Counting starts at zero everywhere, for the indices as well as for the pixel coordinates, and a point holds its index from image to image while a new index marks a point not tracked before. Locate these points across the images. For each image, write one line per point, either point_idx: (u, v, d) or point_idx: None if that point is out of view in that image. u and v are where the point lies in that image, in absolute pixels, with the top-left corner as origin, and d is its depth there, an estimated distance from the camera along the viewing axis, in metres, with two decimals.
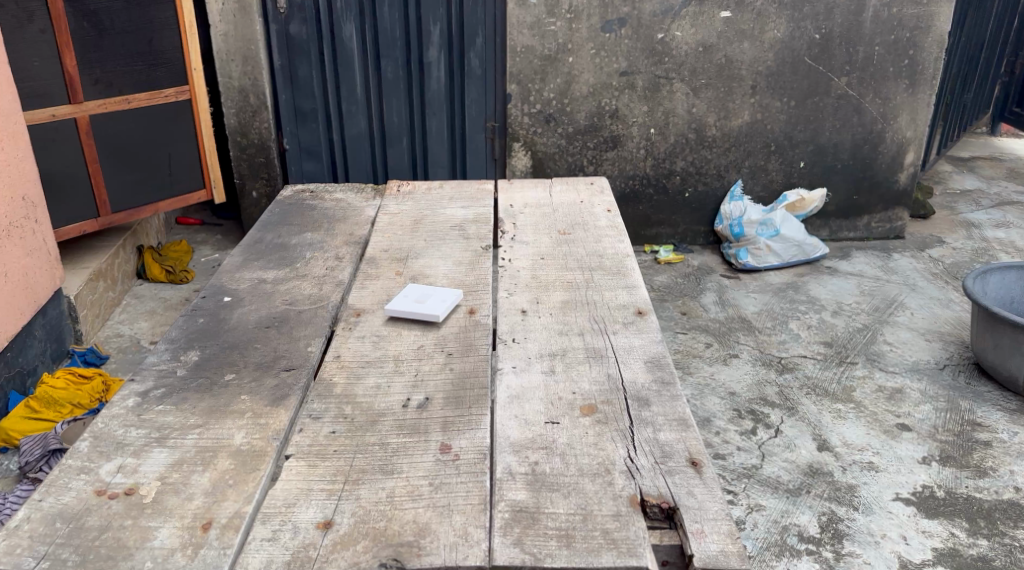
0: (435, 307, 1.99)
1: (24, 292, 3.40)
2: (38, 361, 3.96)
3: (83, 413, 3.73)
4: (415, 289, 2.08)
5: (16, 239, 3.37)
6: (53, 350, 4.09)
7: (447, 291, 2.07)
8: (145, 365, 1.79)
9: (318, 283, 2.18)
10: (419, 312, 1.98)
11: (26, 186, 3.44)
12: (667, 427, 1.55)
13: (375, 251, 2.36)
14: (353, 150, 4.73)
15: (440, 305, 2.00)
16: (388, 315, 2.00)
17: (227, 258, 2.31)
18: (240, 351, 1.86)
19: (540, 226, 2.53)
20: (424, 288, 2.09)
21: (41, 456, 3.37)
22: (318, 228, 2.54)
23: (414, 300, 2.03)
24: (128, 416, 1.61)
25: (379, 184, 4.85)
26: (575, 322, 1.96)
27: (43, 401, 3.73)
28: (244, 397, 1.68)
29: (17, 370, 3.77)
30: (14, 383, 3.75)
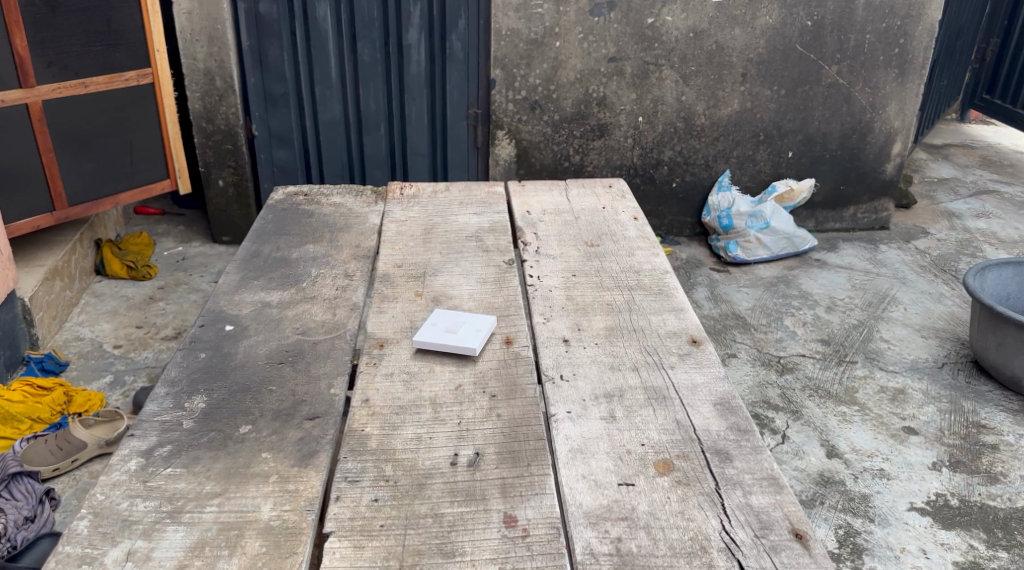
0: (468, 338, 1.77)
1: None
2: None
3: (44, 429, 3.48)
4: (441, 314, 1.87)
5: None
6: (6, 358, 3.77)
7: (479, 317, 1.86)
8: (144, 416, 1.57)
9: (329, 307, 1.95)
10: (451, 343, 1.76)
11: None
12: (758, 489, 1.37)
13: (387, 268, 2.14)
14: (328, 138, 4.43)
15: (474, 333, 1.79)
16: (416, 347, 1.78)
17: (224, 277, 2.07)
18: (254, 396, 1.64)
19: (564, 236, 2.34)
20: (452, 313, 1.88)
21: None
22: (320, 238, 2.30)
23: (445, 329, 1.81)
24: (131, 484, 1.39)
25: (355, 173, 4.56)
26: (626, 354, 1.77)
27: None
28: (266, 455, 1.47)
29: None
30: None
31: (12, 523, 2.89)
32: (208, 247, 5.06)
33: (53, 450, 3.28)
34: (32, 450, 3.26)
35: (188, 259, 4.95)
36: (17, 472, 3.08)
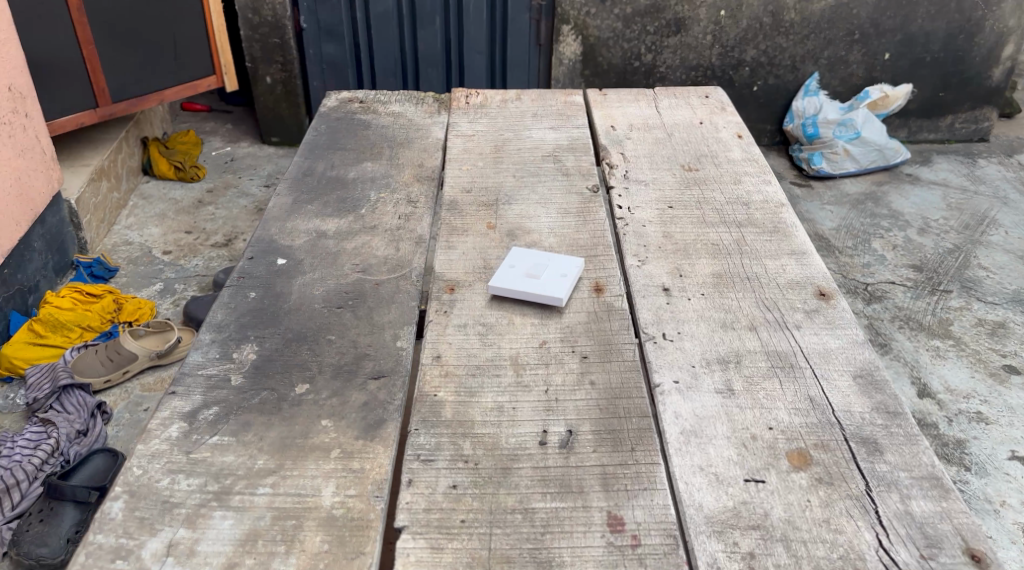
0: (552, 286, 1.53)
1: (19, 197, 3.03)
2: (39, 277, 3.57)
3: (94, 339, 3.38)
4: (517, 254, 1.63)
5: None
6: (54, 261, 3.67)
7: (565, 259, 1.60)
8: (187, 368, 1.38)
9: (391, 241, 1.72)
10: (533, 290, 1.52)
11: (11, 73, 2.96)
12: (920, 492, 1.16)
13: (454, 192, 1.89)
14: (381, 33, 4.09)
15: (559, 279, 1.54)
16: (493, 293, 1.55)
17: (274, 200, 1.85)
18: (311, 346, 1.43)
19: (656, 158, 2.06)
20: (526, 253, 1.63)
21: (51, 393, 2.98)
22: (379, 155, 2.06)
23: (525, 272, 1.57)
24: (173, 455, 1.20)
25: (408, 70, 4.24)
26: (739, 308, 1.52)
27: (48, 325, 3.36)
28: (326, 424, 1.27)
29: (15, 289, 3.39)
30: (14, 303, 3.40)
31: (65, 437, 2.79)
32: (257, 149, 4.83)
33: (104, 362, 3.17)
34: (82, 361, 3.16)
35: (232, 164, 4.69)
36: (69, 383, 2.99)
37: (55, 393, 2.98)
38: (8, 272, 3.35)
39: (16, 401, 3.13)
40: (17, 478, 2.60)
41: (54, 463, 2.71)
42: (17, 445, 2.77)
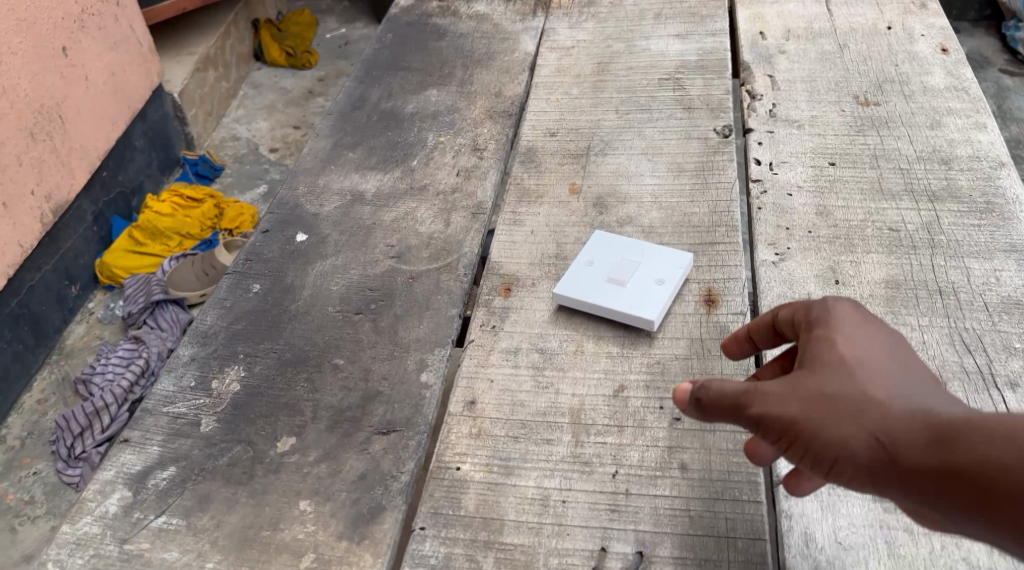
0: (640, 300, 1.09)
1: (117, 99, 2.65)
2: (143, 177, 2.91)
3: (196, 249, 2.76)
4: (597, 245, 1.20)
5: (83, 32, 2.49)
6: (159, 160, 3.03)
7: (668, 257, 1.15)
8: (152, 400, 1.06)
9: (441, 209, 1.31)
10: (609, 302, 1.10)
11: None
12: None
13: (535, 137, 1.46)
14: None
15: (653, 289, 1.10)
16: (558, 299, 1.13)
17: (311, 144, 1.49)
18: (310, 373, 1.08)
19: (818, 83, 1.50)
20: (610, 246, 1.20)
21: (141, 309, 2.50)
22: (448, 78, 1.63)
23: (606, 274, 1.13)
24: (104, 545, 0.91)
25: None
26: (921, 348, 1.04)
27: (148, 231, 2.74)
28: (305, 510, 0.93)
29: (116, 191, 2.75)
30: (114, 205, 2.75)
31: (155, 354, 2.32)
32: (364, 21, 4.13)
33: (200, 275, 2.62)
34: (179, 274, 2.60)
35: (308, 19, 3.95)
36: (162, 299, 2.50)
37: (148, 307, 2.50)
38: (107, 173, 2.69)
39: (116, 311, 2.58)
40: (103, 403, 2.18)
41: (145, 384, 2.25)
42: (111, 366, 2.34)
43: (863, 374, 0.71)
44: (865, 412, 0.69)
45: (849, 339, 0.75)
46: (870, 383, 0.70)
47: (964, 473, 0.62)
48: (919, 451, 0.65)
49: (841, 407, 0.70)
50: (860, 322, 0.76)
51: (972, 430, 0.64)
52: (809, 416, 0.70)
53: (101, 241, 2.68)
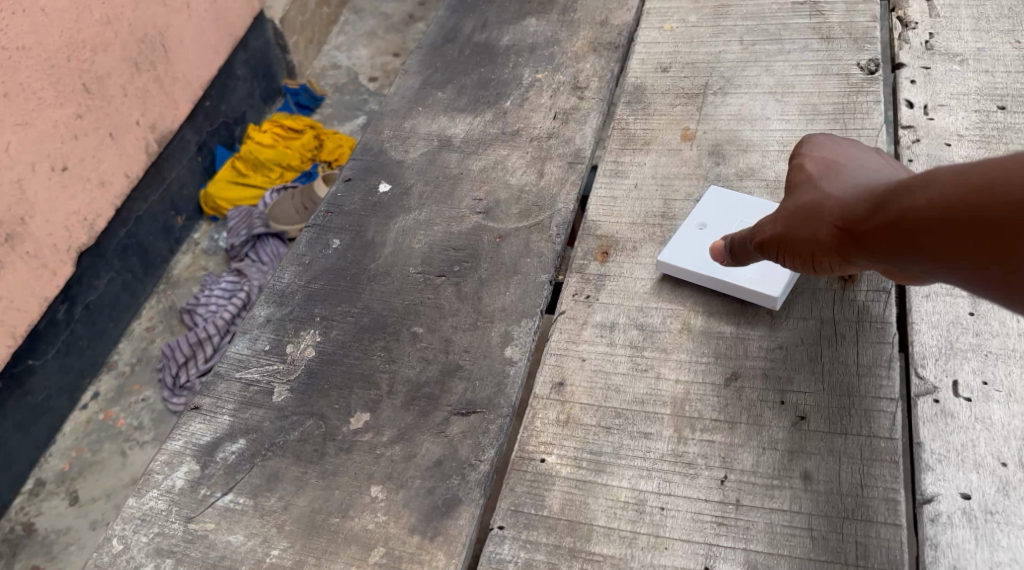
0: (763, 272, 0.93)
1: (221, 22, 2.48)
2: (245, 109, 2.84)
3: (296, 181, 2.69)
4: (714, 203, 1.05)
5: None
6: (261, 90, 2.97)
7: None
8: (225, 363, 0.99)
9: (534, 157, 1.19)
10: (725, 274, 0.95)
11: None
12: None
13: (645, 73, 1.29)
14: None
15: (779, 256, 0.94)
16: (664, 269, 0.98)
17: (398, 82, 1.37)
18: (387, 341, 0.98)
19: (987, 9, 1.27)
20: (728, 203, 1.04)
21: (244, 242, 2.48)
22: (550, 6, 1.47)
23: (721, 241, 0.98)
24: (169, 523, 0.85)
25: None
26: None
27: (249, 162, 2.69)
28: (377, 498, 0.84)
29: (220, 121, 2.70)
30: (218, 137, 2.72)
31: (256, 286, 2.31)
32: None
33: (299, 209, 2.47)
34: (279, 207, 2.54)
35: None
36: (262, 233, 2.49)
37: (249, 241, 2.48)
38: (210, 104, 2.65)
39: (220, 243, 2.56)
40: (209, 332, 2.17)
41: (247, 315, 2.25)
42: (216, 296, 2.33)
43: (820, 179, 0.82)
44: (833, 204, 0.77)
45: (812, 157, 0.86)
46: (829, 182, 0.80)
47: (886, 225, 0.68)
48: (857, 217, 0.72)
49: (808, 210, 0.79)
50: (832, 143, 0.88)
51: (896, 186, 0.68)
52: (788, 228, 0.81)
53: (205, 173, 2.65)
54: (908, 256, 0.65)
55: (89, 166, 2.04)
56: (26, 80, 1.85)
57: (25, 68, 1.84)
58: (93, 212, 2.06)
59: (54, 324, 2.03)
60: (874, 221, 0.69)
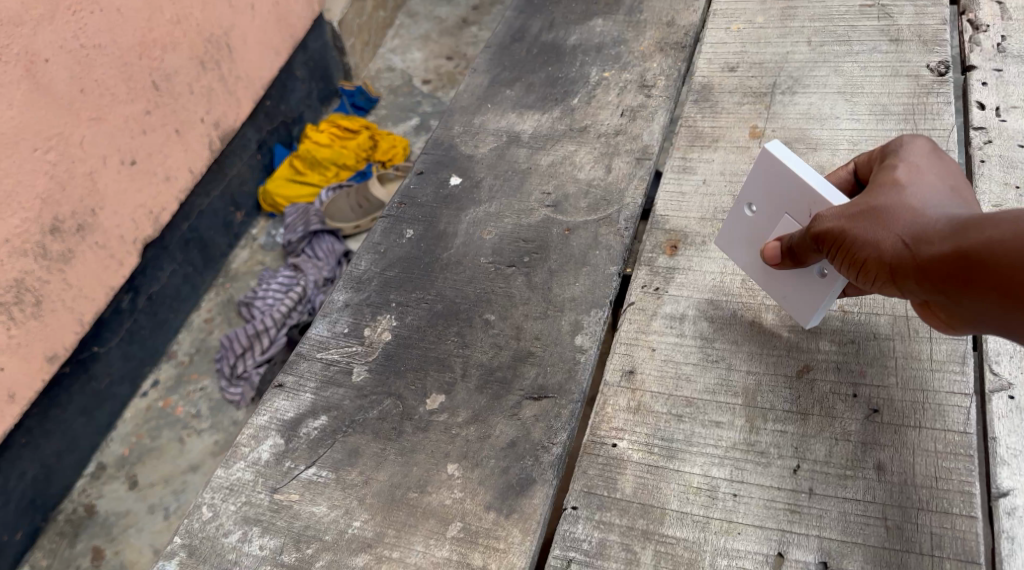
0: (793, 294, 0.91)
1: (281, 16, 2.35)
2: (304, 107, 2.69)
3: (352, 180, 2.59)
4: (766, 168, 0.93)
5: None
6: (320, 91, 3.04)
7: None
8: (306, 344, 1.03)
9: (602, 153, 1.21)
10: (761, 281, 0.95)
11: None
12: None
13: (712, 73, 1.31)
14: None
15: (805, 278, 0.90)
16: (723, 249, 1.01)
17: (468, 78, 1.40)
18: (461, 328, 1.01)
19: None
20: (775, 177, 0.92)
21: (301, 238, 2.41)
22: (616, 6, 1.49)
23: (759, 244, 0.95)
24: (254, 493, 0.88)
25: None
26: None
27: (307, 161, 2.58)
28: (455, 476, 0.87)
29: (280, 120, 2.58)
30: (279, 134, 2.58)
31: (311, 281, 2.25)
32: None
33: (355, 208, 2.45)
34: (337, 208, 2.45)
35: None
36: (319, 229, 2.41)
37: (306, 237, 2.40)
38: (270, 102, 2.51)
39: (277, 239, 2.48)
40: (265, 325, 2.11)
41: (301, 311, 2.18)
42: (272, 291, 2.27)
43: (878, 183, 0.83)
44: (908, 218, 0.78)
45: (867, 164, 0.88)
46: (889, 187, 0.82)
47: (969, 248, 0.71)
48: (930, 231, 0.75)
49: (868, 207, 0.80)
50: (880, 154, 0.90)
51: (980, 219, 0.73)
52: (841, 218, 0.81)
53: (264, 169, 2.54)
54: (986, 287, 0.70)
55: (157, 160, 1.93)
56: (100, 76, 1.74)
57: (100, 62, 1.73)
58: (160, 205, 1.96)
59: (119, 314, 1.95)
60: (955, 245, 0.72)
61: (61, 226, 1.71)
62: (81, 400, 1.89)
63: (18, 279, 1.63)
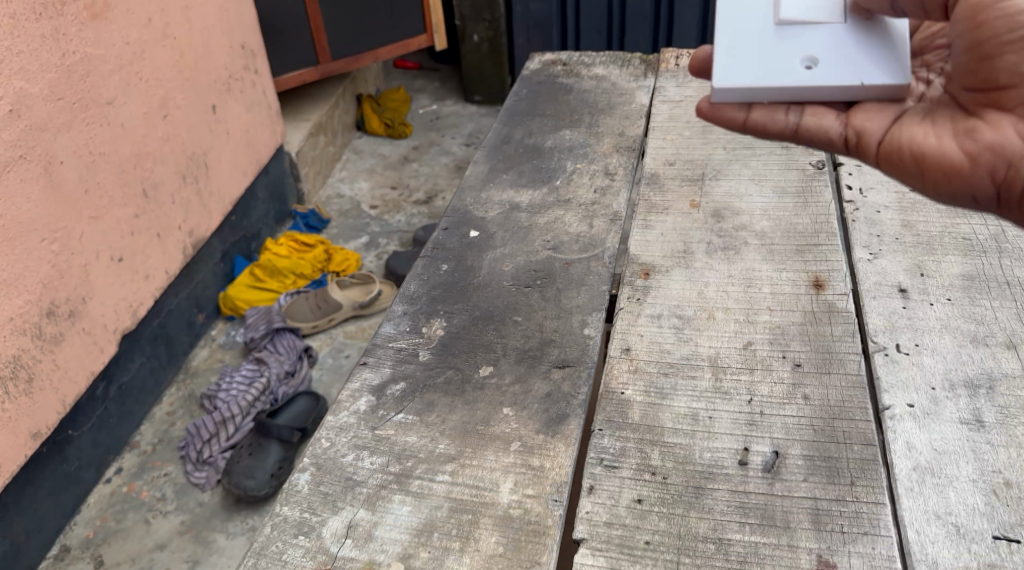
0: (743, 69, 1.12)
1: (245, 154, 2.76)
2: (263, 224, 3.02)
3: (308, 287, 2.88)
4: None
5: (226, 95, 2.62)
6: (274, 211, 3.09)
7: (852, 47, 1.11)
8: (379, 339, 1.35)
9: (585, 216, 1.61)
10: (738, 21, 1.15)
11: (245, 31, 2.68)
12: None
13: (657, 165, 1.76)
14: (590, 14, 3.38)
15: (785, 64, 1.11)
16: None
17: (472, 168, 1.81)
18: (497, 326, 1.36)
19: None
20: None
21: (263, 335, 2.61)
22: (578, 122, 1.96)
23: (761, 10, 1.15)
24: (359, 431, 1.18)
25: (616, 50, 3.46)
26: (995, 322, 1.29)
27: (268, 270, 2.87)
28: (509, 413, 1.20)
29: (241, 234, 2.87)
30: (239, 247, 2.88)
31: (273, 376, 2.45)
32: (444, 76, 4.14)
33: (313, 308, 2.71)
34: (295, 308, 2.72)
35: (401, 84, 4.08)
36: (281, 327, 2.62)
37: (268, 333, 2.61)
38: (235, 217, 2.82)
39: (236, 338, 2.71)
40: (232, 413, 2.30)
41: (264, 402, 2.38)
42: (235, 383, 2.46)
43: None
44: None
45: None
46: None
47: None
48: None
49: None
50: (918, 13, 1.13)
51: None
52: None
53: (225, 277, 2.81)
54: None
55: (139, 260, 2.24)
56: (100, 180, 2.07)
57: (102, 169, 2.07)
58: (138, 300, 2.25)
59: (93, 400, 2.16)
60: None
61: (57, 311, 1.95)
62: (52, 480, 2.05)
63: (15, 355, 1.84)
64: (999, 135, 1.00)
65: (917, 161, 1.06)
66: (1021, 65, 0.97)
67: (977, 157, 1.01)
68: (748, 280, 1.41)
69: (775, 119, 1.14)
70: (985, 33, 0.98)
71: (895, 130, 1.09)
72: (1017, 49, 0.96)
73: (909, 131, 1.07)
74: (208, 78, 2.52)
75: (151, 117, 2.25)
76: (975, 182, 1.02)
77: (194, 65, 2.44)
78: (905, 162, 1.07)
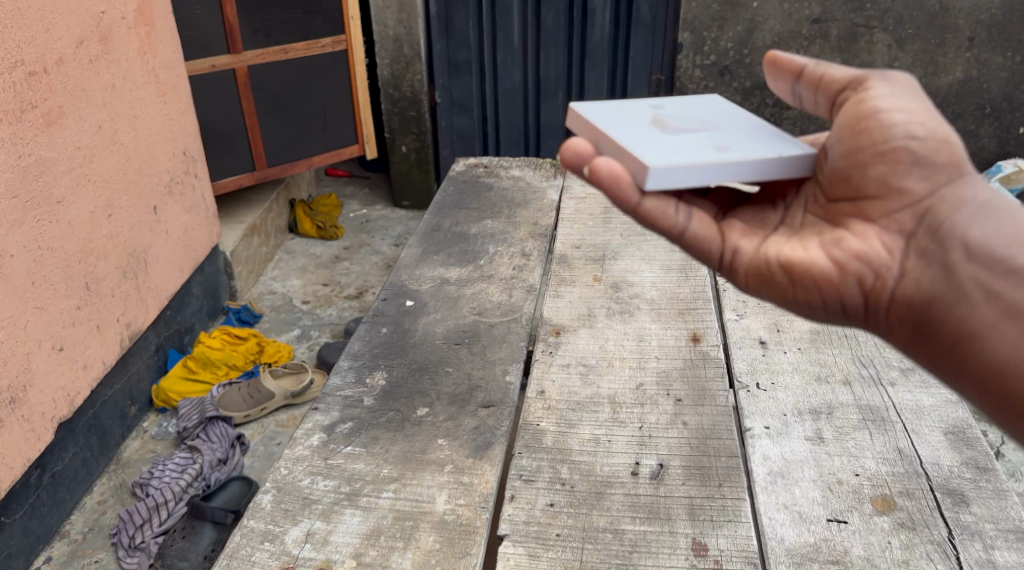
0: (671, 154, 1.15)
1: (182, 251, 2.93)
2: (197, 319, 3.13)
3: (240, 378, 2.95)
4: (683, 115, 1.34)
5: (166, 198, 2.81)
6: (206, 307, 3.20)
7: (744, 140, 1.22)
8: (328, 388, 1.57)
9: (506, 287, 1.89)
10: (638, 137, 1.22)
11: (187, 139, 2.92)
12: (982, 506, 1.28)
13: (565, 248, 2.06)
14: (510, 129, 3.76)
15: (701, 150, 1.18)
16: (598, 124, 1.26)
17: (406, 250, 2.08)
18: (431, 376, 1.60)
19: None
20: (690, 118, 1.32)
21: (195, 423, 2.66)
22: (498, 214, 2.27)
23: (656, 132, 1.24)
24: (313, 460, 1.39)
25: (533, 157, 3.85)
26: (835, 363, 1.59)
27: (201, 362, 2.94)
28: (442, 442, 1.42)
29: (176, 328, 2.97)
30: (172, 340, 2.97)
31: (206, 463, 2.51)
32: (373, 182, 4.44)
33: (246, 398, 2.79)
34: (229, 396, 2.79)
35: (332, 189, 4.36)
36: (213, 416, 2.68)
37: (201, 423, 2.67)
38: (169, 312, 2.93)
39: (168, 428, 2.74)
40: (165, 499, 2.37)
41: (197, 488, 2.45)
42: (168, 470, 2.51)
43: None
44: None
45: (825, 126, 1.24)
46: None
47: None
48: None
49: None
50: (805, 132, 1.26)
51: None
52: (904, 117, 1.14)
53: (158, 371, 2.88)
54: None
55: (78, 350, 2.36)
56: (48, 273, 2.22)
57: (49, 263, 2.23)
58: (75, 389, 2.35)
59: (26, 487, 2.21)
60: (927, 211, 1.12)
61: None
62: None
63: None
64: (864, 245, 1.09)
65: (787, 272, 1.11)
66: (892, 176, 1.09)
67: (846, 267, 1.09)
68: (640, 336, 1.70)
69: (662, 217, 1.14)
70: (864, 139, 1.10)
71: (763, 246, 1.16)
72: (891, 158, 1.09)
73: (779, 246, 1.14)
74: (151, 181, 2.73)
75: (96, 216, 2.43)
76: (843, 291, 1.09)
77: (138, 168, 2.65)
78: (777, 276, 1.12)
